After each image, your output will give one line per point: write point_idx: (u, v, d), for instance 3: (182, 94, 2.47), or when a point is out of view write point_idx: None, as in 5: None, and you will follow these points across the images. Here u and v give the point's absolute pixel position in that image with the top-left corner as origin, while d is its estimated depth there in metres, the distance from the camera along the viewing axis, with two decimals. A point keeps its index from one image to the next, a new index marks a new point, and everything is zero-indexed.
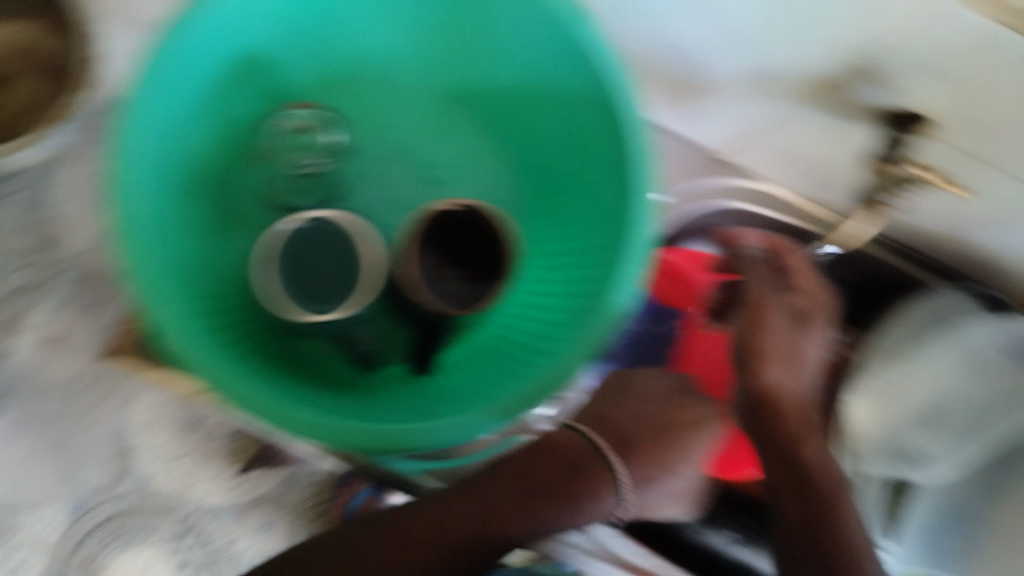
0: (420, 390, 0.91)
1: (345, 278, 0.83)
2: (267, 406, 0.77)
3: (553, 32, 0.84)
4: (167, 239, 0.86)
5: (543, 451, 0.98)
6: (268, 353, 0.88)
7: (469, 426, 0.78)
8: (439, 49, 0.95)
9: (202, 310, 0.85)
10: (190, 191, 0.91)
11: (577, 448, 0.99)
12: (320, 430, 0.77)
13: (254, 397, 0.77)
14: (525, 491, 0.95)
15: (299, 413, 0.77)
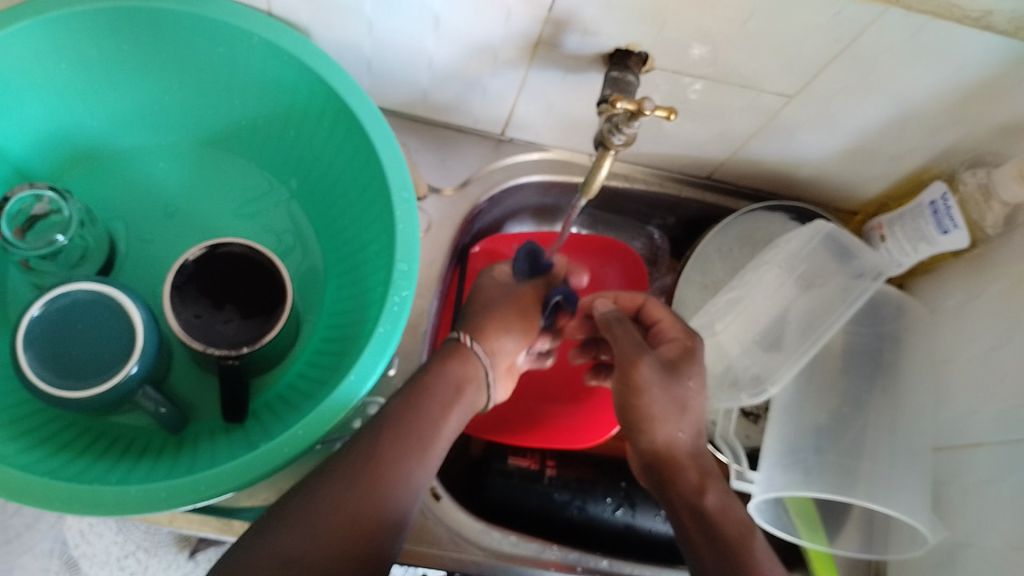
0: (246, 433, 0.53)
1: (231, 315, 0.51)
2: (62, 492, 0.44)
3: (344, 140, 0.55)
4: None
5: (411, 390, 0.49)
6: (41, 430, 0.49)
7: (321, 415, 0.48)
8: (246, 129, 0.60)
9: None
10: (214, 149, 0.61)
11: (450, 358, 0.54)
12: (127, 500, 0.44)
13: (23, 478, 0.43)
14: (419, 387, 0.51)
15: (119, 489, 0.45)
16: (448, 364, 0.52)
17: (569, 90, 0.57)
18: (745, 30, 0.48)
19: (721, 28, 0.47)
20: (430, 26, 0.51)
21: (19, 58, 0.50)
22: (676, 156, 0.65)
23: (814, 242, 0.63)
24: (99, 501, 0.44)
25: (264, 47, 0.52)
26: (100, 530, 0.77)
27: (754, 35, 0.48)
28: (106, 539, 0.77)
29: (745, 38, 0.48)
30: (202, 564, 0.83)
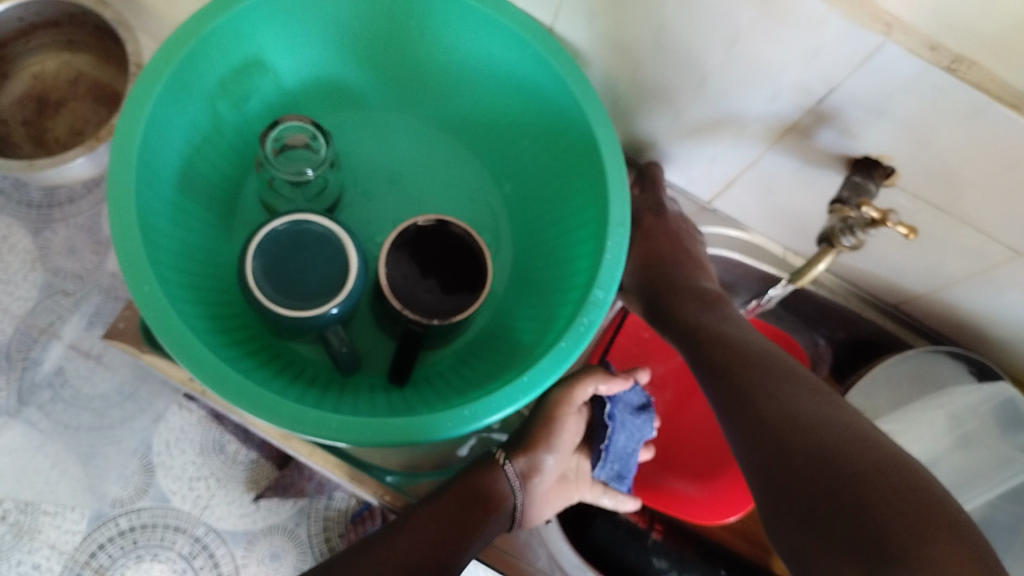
0: (405, 398, 0.55)
1: (432, 288, 0.54)
2: (252, 389, 0.47)
3: (576, 163, 0.58)
4: (201, 161, 0.56)
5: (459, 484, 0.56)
6: (235, 333, 0.53)
7: (487, 405, 0.50)
8: (485, 125, 0.64)
9: (202, 310, 0.51)
10: (449, 136, 0.65)
11: (481, 473, 0.57)
12: (301, 416, 0.47)
13: (223, 367, 0.47)
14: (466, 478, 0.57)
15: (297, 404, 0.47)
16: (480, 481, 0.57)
17: (797, 181, 0.58)
18: (1001, 177, 0.48)
19: (978, 169, 0.48)
20: (695, 85, 0.54)
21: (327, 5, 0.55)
22: (871, 276, 0.65)
23: (987, 404, 0.63)
24: (279, 410, 0.47)
25: (534, 59, 0.55)
26: (185, 445, 0.82)
27: (1010, 184, 0.48)
28: (187, 456, 0.82)
29: (999, 184, 0.49)
30: (262, 510, 0.81)
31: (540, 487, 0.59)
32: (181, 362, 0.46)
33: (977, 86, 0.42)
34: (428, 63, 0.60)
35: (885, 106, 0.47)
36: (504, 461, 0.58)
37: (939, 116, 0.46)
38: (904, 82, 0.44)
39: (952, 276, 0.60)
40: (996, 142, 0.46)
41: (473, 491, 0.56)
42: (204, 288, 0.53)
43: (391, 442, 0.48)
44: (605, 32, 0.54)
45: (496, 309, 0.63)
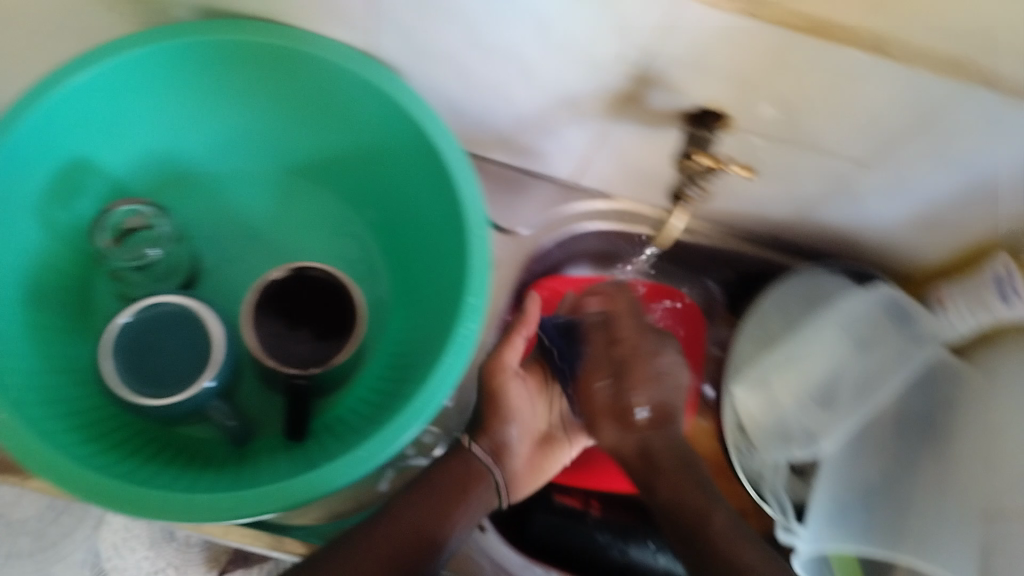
0: (307, 452, 0.55)
1: (303, 338, 0.53)
2: (132, 494, 0.46)
3: (423, 177, 0.58)
4: (37, 268, 0.54)
5: (438, 470, 0.55)
6: (115, 435, 0.52)
7: (385, 439, 0.50)
8: (328, 162, 0.62)
9: (66, 424, 0.49)
10: (299, 177, 0.64)
11: (450, 459, 0.56)
12: (190, 506, 0.46)
13: (96, 481, 0.46)
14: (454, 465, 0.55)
15: (183, 496, 0.47)
16: (450, 465, 0.55)
17: (642, 143, 0.59)
18: (822, 98, 0.49)
19: (801, 95, 0.49)
20: (521, 74, 0.54)
21: (128, 83, 0.53)
22: (742, 213, 0.67)
23: (872, 305, 0.64)
24: (164, 506, 0.46)
25: (360, 86, 0.55)
26: (134, 543, 0.84)
27: (832, 102, 0.49)
28: (139, 553, 0.84)
29: (823, 103, 0.50)
30: None
31: (513, 460, 0.58)
32: (58, 484, 0.45)
33: (788, 23, 0.42)
34: (253, 115, 0.59)
35: (697, 56, 0.47)
36: (469, 442, 0.56)
37: (750, 56, 0.46)
38: (706, 31, 0.44)
39: (811, 198, 0.61)
40: (806, 68, 0.46)
41: (450, 475, 0.54)
42: (68, 397, 0.51)
43: (294, 505, 0.47)
44: (419, 43, 0.53)
45: (383, 338, 0.61)
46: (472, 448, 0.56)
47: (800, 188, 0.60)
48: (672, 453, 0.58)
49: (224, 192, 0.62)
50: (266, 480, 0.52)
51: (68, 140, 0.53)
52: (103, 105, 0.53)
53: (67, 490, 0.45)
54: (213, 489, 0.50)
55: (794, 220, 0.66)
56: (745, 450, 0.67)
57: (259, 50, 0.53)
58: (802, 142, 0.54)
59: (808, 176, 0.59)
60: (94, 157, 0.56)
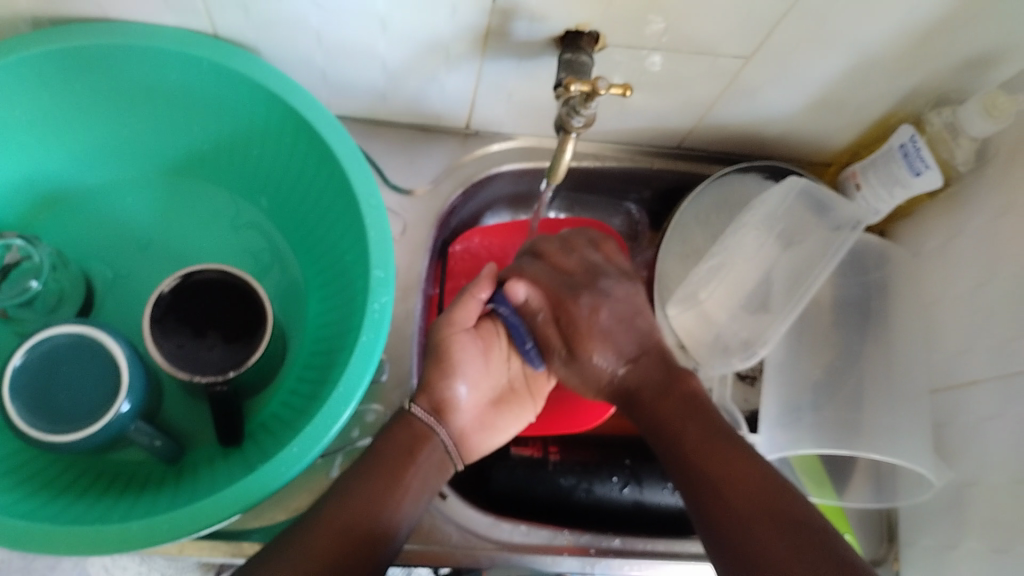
0: (244, 457, 0.53)
1: (213, 342, 0.51)
2: (64, 534, 0.44)
3: (308, 154, 0.55)
4: None
5: (383, 438, 0.54)
6: (38, 476, 0.50)
7: (316, 429, 0.48)
8: (210, 154, 0.60)
9: None
10: (183, 176, 0.61)
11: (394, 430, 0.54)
12: (126, 534, 0.44)
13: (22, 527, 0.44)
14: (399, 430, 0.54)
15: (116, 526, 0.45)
16: (395, 433, 0.54)
17: (525, 76, 0.57)
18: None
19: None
20: (378, 30, 0.51)
21: None
22: (644, 129, 0.65)
23: (790, 197, 0.62)
24: (101, 539, 0.44)
25: (215, 70, 0.52)
26: (126, 565, 0.81)
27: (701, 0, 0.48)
28: (132, 569, 0.79)
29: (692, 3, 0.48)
30: None
31: (460, 415, 0.56)
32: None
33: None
34: (119, 119, 0.56)
35: None
36: (411, 404, 0.55)
37: None
38: None
39: (707, 101, 0.60)
40: None
41: (396, 444, 0.53)
42: None
43: (234, 513, 0.46)
44: (264, 16, 0.50)
45: (302, 325, 0.60)
46: (413, 408, 0.55)
47: (694, 94, 0.59)
48: (650, 383, 0.56)
49: (108, 206, 0.59)
50: (205, 491, 0.50)
51: None
52: None
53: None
54: (151, 512, 0.48)
55: (697, 128, 0.65)
56: (691, 368, 0.65)
57: (104, 48, 0.49)
58: (683, 48, 0.53)
59: (698, 81, 0.57)
60: None
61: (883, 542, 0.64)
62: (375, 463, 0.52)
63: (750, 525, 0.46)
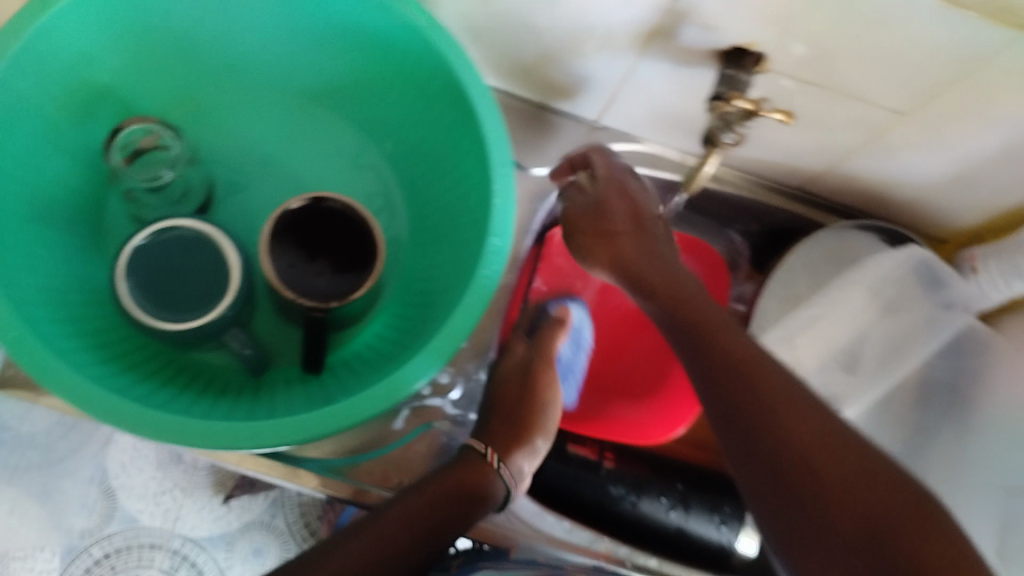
0: (322, 386, 0.54)
1: (318, 273, 0.51)
2: (146, 419, 0.45)
3: (452, 114, 0.54)
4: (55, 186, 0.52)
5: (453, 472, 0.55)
6: (130, 355, 0.51)
7: (403, 376, 0.48)
8: (349, 86, 0.59)
9: (82, 345, 0.48)
10: (317, 106, 0.61)
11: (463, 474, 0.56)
12: (206, 431, 0.45)
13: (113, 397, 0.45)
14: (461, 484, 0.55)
15: (199, 422, 0.45)
16: (465, 471, 0.56)
17: (676, 82, 0.56)
18: (864, 42, 0.47)
19: (841, 38, 0.47)
20: (547, 3, 0.51)
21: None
22: (770, 162, 0.64)
23: (904, 266, 0.62)
24: (180, 428, 0.45)
25: (380, 12, 0.51)
26: (141, 463, 0.82)
27: (873, 47, 0.47)
28: (147, 473, 0.82)
29: (862, 47, 0.47)
30: (234, 510, 0.83)
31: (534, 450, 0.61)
32: (71, 402, 0.44)
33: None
34: (271, 38, 0.55)
35: None
36: (498, 465, 0.58)
37: None
38: None
39: (845, 149, 0.59)
40: (850, 9, 0.44)
41: (461, 484, 0.55)
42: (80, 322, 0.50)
43: (312, 438, 0.46)
44: None
45: (400, 276, 0.60)
46: (493, 459, 0.58)
47: (835, 139, 0.58)
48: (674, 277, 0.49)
49: (245, 117, 0.61)
50: (283, 410, 0.51)
51: (76, 54, 0.50)
52: (109, 18, 0.50)
53: (80, 406, 0.44)
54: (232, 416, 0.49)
55: (826, 173, 0.64)
56: None
57: None
58: (839, 89, 0.52)
59: (843, 126, 0.56)
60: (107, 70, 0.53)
61: None
62: (438, 491, 0.53)
63: (794, 436, 0.39)
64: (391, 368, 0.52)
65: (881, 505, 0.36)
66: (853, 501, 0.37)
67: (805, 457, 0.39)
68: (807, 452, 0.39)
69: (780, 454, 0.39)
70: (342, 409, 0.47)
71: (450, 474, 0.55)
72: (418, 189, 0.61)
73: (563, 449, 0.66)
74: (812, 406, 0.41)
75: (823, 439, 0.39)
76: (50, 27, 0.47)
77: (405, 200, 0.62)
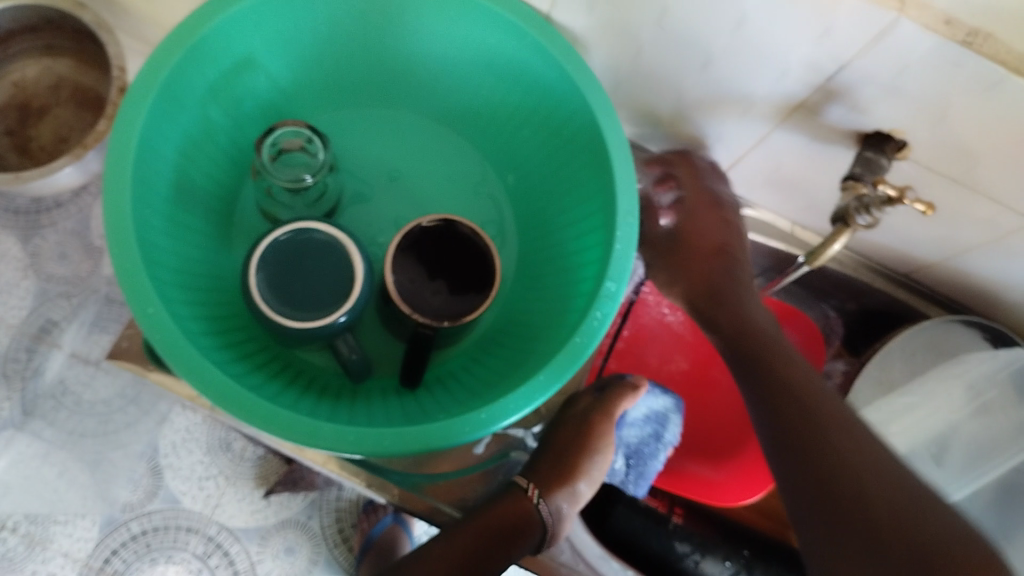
0: (417, 402, 0.54)
1: (435, 292, 0.53)
2: (258, 409, 0.46)
3: (582, 155, 0.56)
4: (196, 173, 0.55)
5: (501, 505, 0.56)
6: (243, 344, 0.52)
7: (507, 405, 0.48)
8: (484, 114, 0.61)
9: (204, 328, 0.50)
10: (448, 128, 0.64)
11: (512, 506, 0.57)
12: (313, 429, 0.46)
13: (229, 383, 0.46)
14: (498, 521, 0.55)
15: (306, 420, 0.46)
16: (508, 506, 0.56)
17: (806, 155, 0.57)
18: (1015, 147, 0.47)
19: (992, 141, 0.47)
20: (699, 67, 0.52)
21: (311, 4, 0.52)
22: (881, 245, 0.64)
23: (1005, 368, 0.62)
24: (289, 423, 0.46)
25: (533, 49, 0.53)
26: (193, 446, 0.85)
27: (1022, 153, 0.47)
28: (195, 457, 0.85)
29: (1012, 152, 0.47)
30: (273, 505, 0.85)
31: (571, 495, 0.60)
32: (190, 382, 0.45)
33: (1000, 58, 0.39)
34: (423, 58, 0.58)
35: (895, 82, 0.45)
36: (538, 500, 0.57)
37: (950, 95, 0.44)
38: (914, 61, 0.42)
39: (965, 243, 0.59)
40: (1008, 118, 0.44)
41: (506, 515, 0.56)
42: (203, 304, 0.52)
43: (411, 452, 0.47)
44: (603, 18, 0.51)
45: (504, 304, 0.61)
46: (533, 499, 0.57)
47: (957, 232, 0.58)
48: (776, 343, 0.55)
49: (379, 129, 0.63)
50: (381, 418, 0.52)
51: (239, 52, 0.53)
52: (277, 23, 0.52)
53: (199, 386, 0.45)
54: (334, 417, 0.50)
55: (938, 264, 0.64)
56: None
57: None
58: (975, 186, 0.52)
59: (968, 222, 0.56)
60: (262, 71, 0.56)
61: None
62: (485, 524, 0.55)
63: (829, 434, 0.48)
64: (491, 395, 0.52)
65: (932, 542, 0.42)
66: (909, 527, 0.43)
67: (879, 544, 0.43)
68: (857, 472, 0.46)
69: (836, 466, 0.46)
70: (444, 428, 0.47)
71: (497, 506, 0.56)
72: (533, 223, 0.63)
73: (635, 499, 0.66)
74: (869, 443, 0.47)
75: (894, 485, 0.45)
76: (223, 24, 0.49)
77: (518, 230, 0.64)
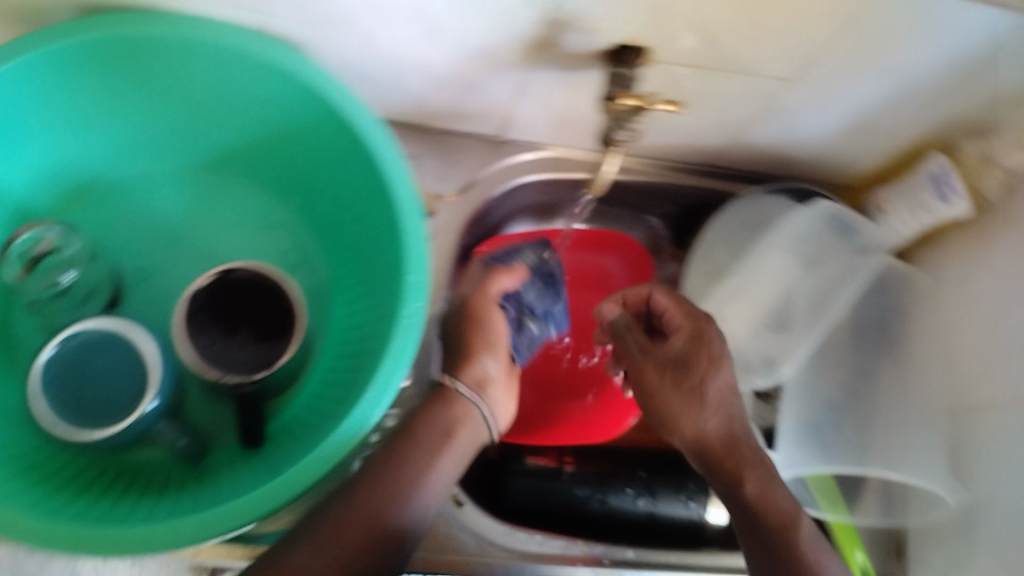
0: (263, 458, 0.52)
1: (241, 346, 0.50)
2: (84, 536, 0.43)
3: (346, 159, 0.55)
4: None
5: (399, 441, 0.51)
6: (60, 473, 0.49)
7: (344, 433, 0.47)
8: (243, 147, 0.58)
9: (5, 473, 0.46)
10: (214, 173, 0.60)
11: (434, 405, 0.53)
12: (150, 533, 0.44)
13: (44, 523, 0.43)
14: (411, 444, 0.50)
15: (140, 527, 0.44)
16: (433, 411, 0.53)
17: (567, 86, 0.56)
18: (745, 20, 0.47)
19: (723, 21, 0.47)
20: (428, 36, 0.50)
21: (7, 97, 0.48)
22: (674, 145, 0.65)
23: (815, 220, 0.65)
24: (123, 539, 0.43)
25: (261, 69, 0.51)
26: None
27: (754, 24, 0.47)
28: None
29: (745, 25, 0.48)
30: None
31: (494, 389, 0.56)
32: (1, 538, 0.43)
33: None
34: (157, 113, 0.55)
35: None
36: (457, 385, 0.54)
37: None
38: None
39: (746, 119, 0.60)
40: None
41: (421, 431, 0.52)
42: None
43: (261, 517, 0.45)
44: (314, 15, 0.49)
45: (328, 329, 0.59)
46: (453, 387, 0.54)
47: (733, 112, 0.59)
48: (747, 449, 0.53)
49: (142, 198, 0.59)
50: (227, 491, 0.49)
51: None
52: None
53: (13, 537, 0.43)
54: (175, 511, 0.47)
55: (731, 145, 0.64)
56: None
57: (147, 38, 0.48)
58: (729, 66, 0.53)
59: (739, 99, 0.57)
60: None
61: (895, 557, 0.65)
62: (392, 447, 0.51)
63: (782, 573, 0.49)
64: (329, 426, 0.50)
65: None
66: None
67: None
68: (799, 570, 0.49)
69: None
70: (287, 482, 0.46)
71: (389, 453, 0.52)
72: (330, 238, 0.60)
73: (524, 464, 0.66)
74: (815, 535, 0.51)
75: None
76: None
77: (319, 251, 0.61)
